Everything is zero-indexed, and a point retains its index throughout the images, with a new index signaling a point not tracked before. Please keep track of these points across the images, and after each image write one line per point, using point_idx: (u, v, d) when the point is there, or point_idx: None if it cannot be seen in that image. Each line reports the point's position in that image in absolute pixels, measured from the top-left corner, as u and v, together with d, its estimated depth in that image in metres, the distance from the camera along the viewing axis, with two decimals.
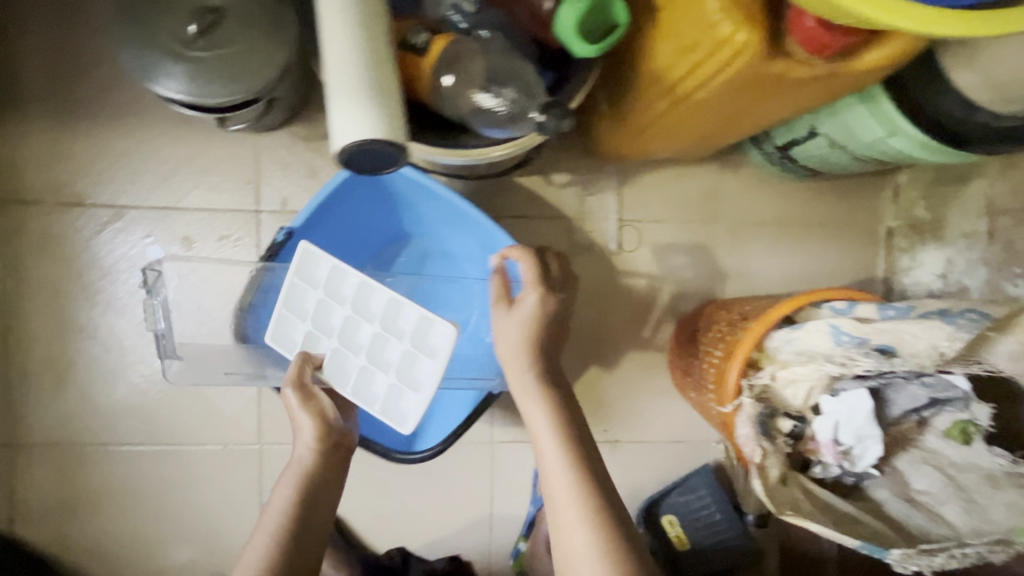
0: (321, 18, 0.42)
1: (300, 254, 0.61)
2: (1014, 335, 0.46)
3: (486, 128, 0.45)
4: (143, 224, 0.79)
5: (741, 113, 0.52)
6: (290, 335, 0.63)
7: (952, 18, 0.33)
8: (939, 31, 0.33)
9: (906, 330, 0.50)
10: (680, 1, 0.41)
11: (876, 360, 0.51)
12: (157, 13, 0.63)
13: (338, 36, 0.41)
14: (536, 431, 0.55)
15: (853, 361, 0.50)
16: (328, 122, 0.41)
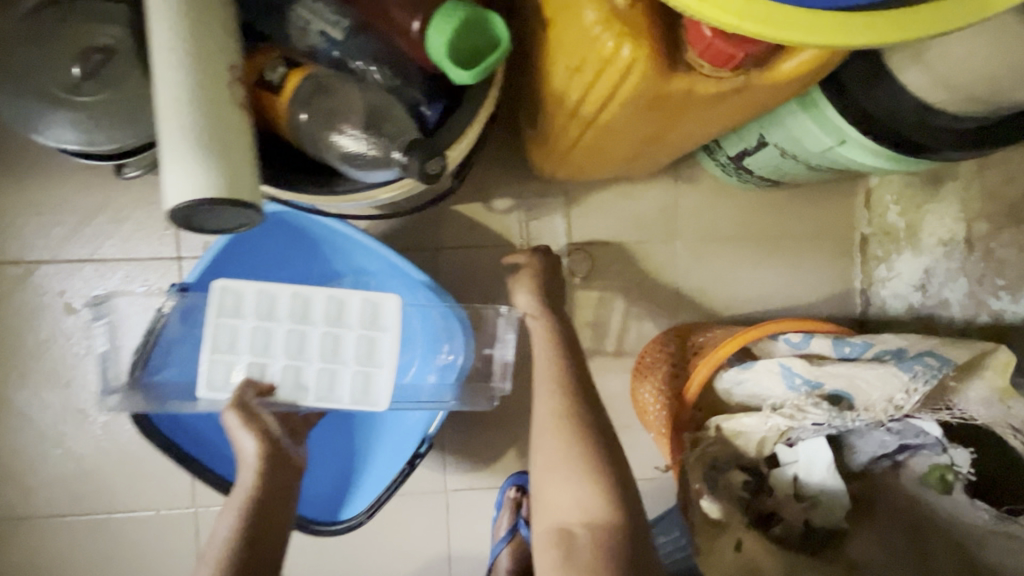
0: (151, 56, 0.36)
1: (218, 290, 0.57)
2: (984, 380, 0.47)
3: (358, 171, 0.40)
4: (57, 278, 0.73)
5: (663, 131, 0.46)
6: (227, 377, 0.57)
7: (858, 24, 0.27)
8: (844, 41, 0.27)
9: (862, 377, 0.49)
10: (565, 14, 0.36)
11: (826, 412, 0.49)
12: (42, 59, 0.59)
13: (167, 78, 0.35)
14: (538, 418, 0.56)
15: (801, 413, 0.49)
16: (159, 178, 0.35)
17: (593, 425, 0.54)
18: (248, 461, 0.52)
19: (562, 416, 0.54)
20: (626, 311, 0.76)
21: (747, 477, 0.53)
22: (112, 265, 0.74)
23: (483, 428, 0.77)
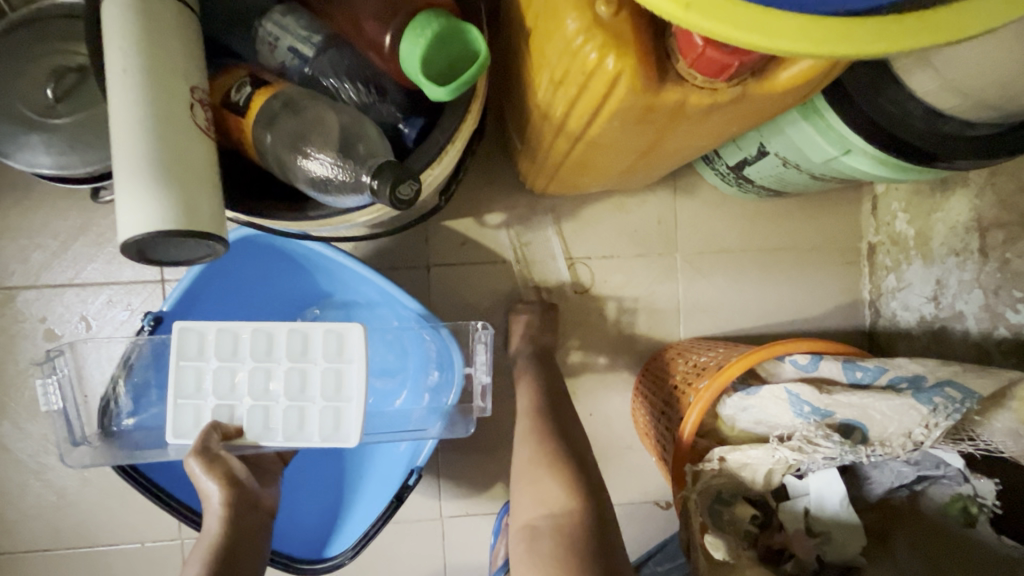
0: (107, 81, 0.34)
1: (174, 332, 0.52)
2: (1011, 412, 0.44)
3: (328, 197, 0.38)
4: (37, 305, 0.71)
5: (657, 143, 0.43)
6: (192, 423, 0.53)
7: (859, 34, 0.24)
8: (844, 54, 0.24)
9: (875, 408, 0.46)
10: (545, 23, 0.33)
11: (839, 446, 0.46)
12: (14, 82, 0.57)
13: (122, 105, 0.33)
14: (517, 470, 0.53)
15: (812, 447, 0.46)
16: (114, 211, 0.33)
17: (573, 463, 0.52)
18: (212, 509, 0.50)
19: (539, 461, 0.52)
20: (625, 328, 0.74)
21: (756, 512, 0.50)
22: (93, 289, 0.72)
23: (478, 451, 0.74)
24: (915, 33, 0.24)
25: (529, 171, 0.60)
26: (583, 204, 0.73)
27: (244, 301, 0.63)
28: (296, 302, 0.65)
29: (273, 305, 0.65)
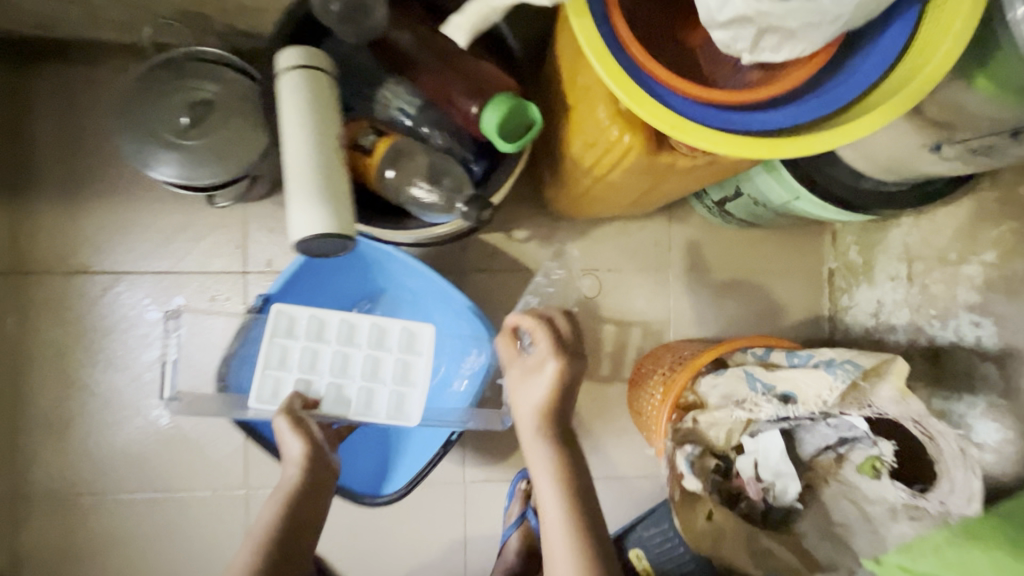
0: (284, 130, 0.50)
1: (276, 315, 0.70)
2: (891, 381, 0.56)
3: (423, 214, 0.55)
4: (141, 287, 0.86)
5: (655, 187, 0.59)
6: (280, 390, 0.69)
7: (763, 143, 0.40)
8: (755, 156, 0.40)
9: (801, 378, 0.59)
10: (582, 105, 0.50)
11: (777, 407, 0.59)
12: (156, 112, 0.74)
13: (298, 149, 0.49)
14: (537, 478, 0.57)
15: (757, 408, 0.59)
16: (289, 218, 0.49)
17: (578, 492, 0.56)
18: (290, 465, 0.62)
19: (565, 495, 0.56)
20: (624, 330, 0.89)
21: (717, 463, 0.62)
22: (189, 275, 0.87)
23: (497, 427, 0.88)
24: (795, 147, 0.40)
25: (556, 202, 0.76)
26: (595, 226, 0.88)
27: (324, 290, 0.78)
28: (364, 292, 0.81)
29: (344, 294, 0.80)
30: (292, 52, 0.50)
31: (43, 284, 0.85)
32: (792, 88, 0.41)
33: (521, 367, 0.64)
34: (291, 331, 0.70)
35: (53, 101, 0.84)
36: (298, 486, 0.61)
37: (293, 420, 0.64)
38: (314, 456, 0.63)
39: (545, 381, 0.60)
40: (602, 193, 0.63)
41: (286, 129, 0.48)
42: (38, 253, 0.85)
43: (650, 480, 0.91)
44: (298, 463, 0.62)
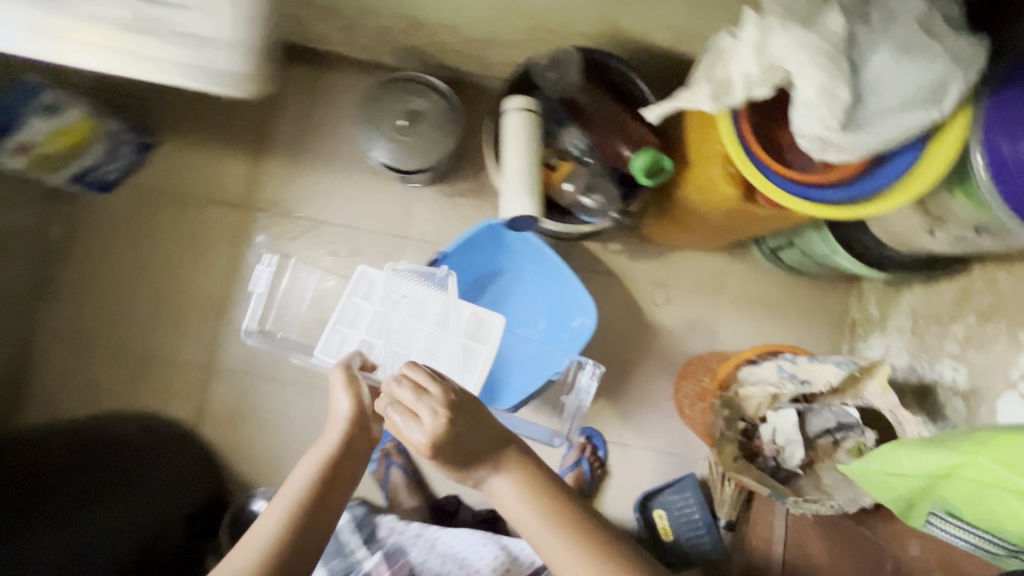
0: (507, 147, 0.78)
1: (357, 277, 0.99)
2: (874, 377, 0.77)
3: (582, 214, 0.83)
4: (327, 234, 1.15)
5: (733, 225, 0.85)
6: (333, 341, 0.98)
7: (817, 205, 0.66)
8: (811, 212, 0.66)
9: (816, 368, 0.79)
10: (698, 164, 0.76)
11: (798, 387, 0.80)
12: (381, 114, 1.05)
13: (517, 160, 0.78)
14: (502, 496, 0.68)
15: (782, 385, 0.81)
16: (505, 202, 0.78)
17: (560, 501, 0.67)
18: (342, 419, 0.77)
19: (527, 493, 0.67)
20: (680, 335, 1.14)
21: (744, 424, 0.86)
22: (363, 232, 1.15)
23: None
24: (836, 210, 0.66)
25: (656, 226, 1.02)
26: (672, 252, 1.14)
27: (474, 258, 1.06)
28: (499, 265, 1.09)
29: (485, 264, 1.08)
30: (519, 99, 0.79)
31: (261, 219, 1.15)
32: (849, 174, 0.65)
33: (403, 416, 0.66)
34: (368, 295, 0.99)
35: (296, 89, 1.16)
36: (348, 436, 0.75)
37: (348, 377, 0.81)
38: (359, 421, 0.77)
39: (421, 433, 0.65)
40: (696, 224, 0.87)
41: (513, 147, 0.77)
42: (262, 195, 1.15)
43: (678, 457, 1.14)
44: (348, 417, 0.77)
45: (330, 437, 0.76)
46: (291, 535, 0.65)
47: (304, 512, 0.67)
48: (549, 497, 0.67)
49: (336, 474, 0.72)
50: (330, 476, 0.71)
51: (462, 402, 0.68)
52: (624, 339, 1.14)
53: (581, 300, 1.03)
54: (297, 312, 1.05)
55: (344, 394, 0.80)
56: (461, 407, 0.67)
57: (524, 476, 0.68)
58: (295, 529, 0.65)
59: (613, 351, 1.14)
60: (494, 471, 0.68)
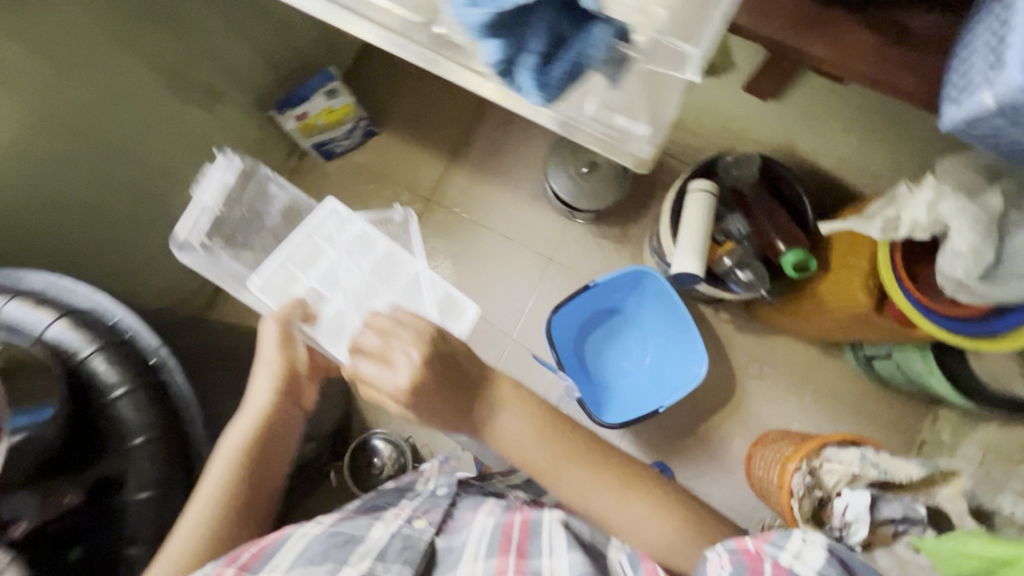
0: (686, 218, 0.98)
1: (323, 211, 0.93)
2: (949, 484, 0.89)
3: (731, 284, 1.00)
4: (487, 238, 1.36)
5: (846, 328, 1.01)
6: (277, 283, 0.89)
7: (944, 331, 0.82)
8: (937, 333, 0.82)
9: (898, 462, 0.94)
10: (838, 269, 0.93)
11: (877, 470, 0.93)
12: (569, 156, 1.26)
13: (693, 230, 0.97)
14: (510, 433, 0.71)
15: (864, 465, 0.95)
16: (675, 259, 0.97)
17: (570, 440, 0.72)
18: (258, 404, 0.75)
19: (541, 429, 0.71)
20: (762, 406, 1.29)
21: (819, 494, 0.98)
22: (518, 247, 1.36)
23: (654, 425, 1.30)
24: (958, 338, 0.81)
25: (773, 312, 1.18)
26: (773, 333, 1.31)
27: (614, 292, 1.24)
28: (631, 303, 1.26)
29: (620, 299, 1.26)
30: (702, 182, 0.99)
31: (439, 210, 1.38)
32: (968, 314, 0.80)
33: (375, 361, 0.69)
34: (332, 236, 0.93)
35: (495, 117, 1.39)
36: (273, 408, 0.76)
37: (282, 329, 0.80)
38: (279, 390, 0.77)
39: (406, 368, 0.67)
40: (815, 319, 1.04)
41: (693, 220, 0.96)
42: (444, 193, 1.38)
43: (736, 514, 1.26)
44: (273, 395, 0.76)
45: (253, 412, 0.75)
46: (226, 497, 0.69)
47: (221, 481, 0.69)
48: (565, 442, 0.72)
49: (252, 446, 0.72)
50: (255, 442, 0.73)
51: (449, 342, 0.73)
52: (712, 395, 1.30)
53: (696, 351, 1.19)
54: (262, 241, 0.94)
55: (270, 357, 0.78)
56: (440, 336, 0.72)
57: (522, 418, 0.71)
58: (222, 493, 0.68)
59: (699, 403, 1.30)
60: (498, 407, 0.72)
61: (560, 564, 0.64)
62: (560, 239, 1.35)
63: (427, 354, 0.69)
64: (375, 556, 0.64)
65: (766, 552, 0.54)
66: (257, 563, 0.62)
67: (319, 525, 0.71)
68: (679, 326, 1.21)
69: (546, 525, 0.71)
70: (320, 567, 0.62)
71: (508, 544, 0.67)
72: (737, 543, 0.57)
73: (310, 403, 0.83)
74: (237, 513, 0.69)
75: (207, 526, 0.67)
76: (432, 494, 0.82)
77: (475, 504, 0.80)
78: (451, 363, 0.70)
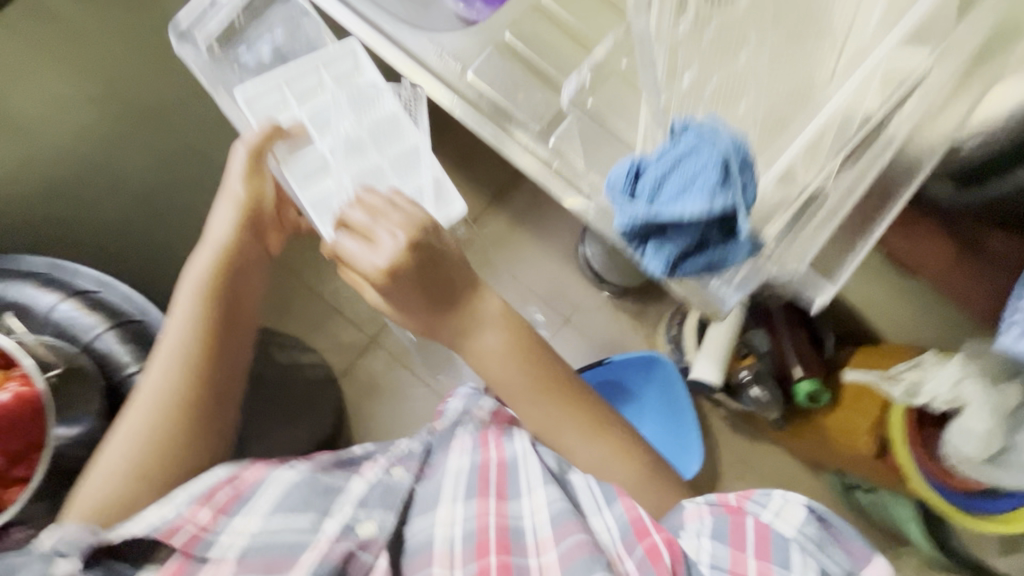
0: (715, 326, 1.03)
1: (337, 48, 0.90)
2: None
3: (746, 399, 1.02)
4: (509, 283, 1.37)
5: (837, 460, 1.05)
6: (264, 102, 0.88)
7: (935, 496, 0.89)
8: (931, 497, 0.89)
9: None
10: (847, 409, 0.97)
11: None
12: None
13: (718, 338, 1.02)
14: (484, 345, 0.79)
15: None
16: (698, 363, 1.01)
17: (546, 368, 0.81)
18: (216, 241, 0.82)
19: (511, 346, 0.79)
20: None
21: None
22: (535, 300, 1.37)
23: None
24: (948, 506, 0.89)
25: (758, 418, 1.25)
26: (763, 440, 1.33)
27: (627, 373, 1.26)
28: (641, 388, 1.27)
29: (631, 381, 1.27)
30: None
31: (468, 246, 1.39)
32: (961, 486, 0.86)
33: (359, 245, 0.75)
34: (337, 75, 0.90)
35: None
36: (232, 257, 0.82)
37: (251, 158, 0.81)
38: (224, 241, 0.82)
39: (390, 251, 0.73)
40: (810, 444, 1.07)
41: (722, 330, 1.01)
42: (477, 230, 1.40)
43: None
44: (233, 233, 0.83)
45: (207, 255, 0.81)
46: (188, 364, 0.76)
47: (184, 335, 0.77)
48: (532, 354, 0.81)
49: (212, 312, 0.79)
50: (211, 301, 0.79)
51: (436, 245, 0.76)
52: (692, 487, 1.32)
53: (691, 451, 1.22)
54: (252, 64, 0.91)
55: (224, 205, 0.84)
56: (423, 234, 0.75)
57: (479, 309, 0.79)
58: (190, 345, 0.77)
59: None
60: (478, 334, 0.79)
61: (538, 498, 0.74)
62: (578, 301, 1.37)
63: (412, 241, 0.74)
64: (357, 503, 0.71)
65: (749, 508, 0.65)
66: (233, 506, 0.67)
67: (296, 464, 0.75)
68: (678, 416, 1.25)
69: (520, 460, 0.80)
70: (304, 516, 0.67)
71: (484, 485, 0.76)
72: (719, 497, 0.69)
73: (273, 245, 0.92)
74: (204, 376, 0.77)
75: (168, 403, 0.75)
76: (412, 441, 0.85)
77: (459, 438, 0.86)
78: (442, 252, 0.76)
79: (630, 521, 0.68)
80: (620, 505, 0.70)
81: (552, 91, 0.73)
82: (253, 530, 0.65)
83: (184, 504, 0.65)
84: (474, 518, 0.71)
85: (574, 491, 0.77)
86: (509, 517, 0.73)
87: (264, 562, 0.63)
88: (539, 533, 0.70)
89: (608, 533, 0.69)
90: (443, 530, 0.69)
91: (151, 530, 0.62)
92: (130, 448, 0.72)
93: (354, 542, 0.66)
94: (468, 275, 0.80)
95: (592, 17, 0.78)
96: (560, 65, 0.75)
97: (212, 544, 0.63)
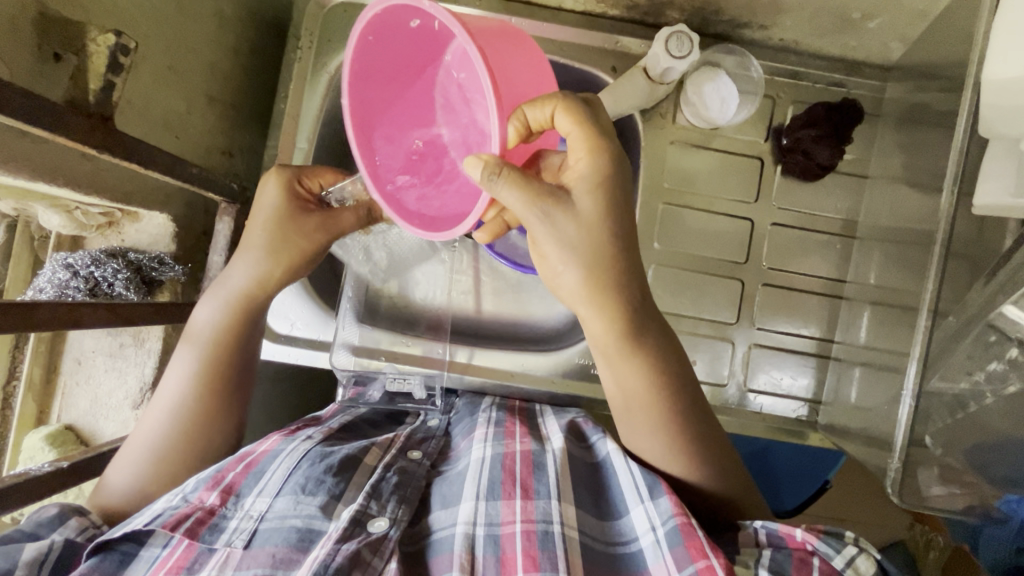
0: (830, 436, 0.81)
1: None
2: None
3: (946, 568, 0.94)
4: None
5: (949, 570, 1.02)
6: None
7: None
8: None
9: None
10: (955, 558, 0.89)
11: None
12: None
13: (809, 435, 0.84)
14: (625, 375, 0.59)
15: None
16: None
17: (666, 367, 0.60)
18: (196, 335, 0.66)
19: (649, 349, 0.58)
20: None
21: None
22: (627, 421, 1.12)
23: None
24: None
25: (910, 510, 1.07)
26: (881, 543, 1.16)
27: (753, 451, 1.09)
28: (775, 456, 1.09)
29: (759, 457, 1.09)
30: (831, 392, 0.82)
31: None
32: None
33: (539, 223, 0.52)
34: None
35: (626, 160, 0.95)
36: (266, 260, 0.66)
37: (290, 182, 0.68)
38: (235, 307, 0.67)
39: (539, 225, 0.52)
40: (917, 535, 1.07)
41: (829, 437, 0.81)
42: None
43: None
44: (223, 321, 0.66)
45: (201, 355, 0.66)
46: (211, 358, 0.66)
47: (190, 378, 0.65)
48: (668, 368, 0.60)
49: (249, 295, 0.66)
50: (210, 355, 0.66)
51: (592, 100, 0.55)
52: None
53: (803, 485, 1.08)
54: None
55: (244, 246, 0.67)
56: (582, 97, 0.54)
57: (647, 342, 0.58)
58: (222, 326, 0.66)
59: None
60: (626, 350, 0.57)
61: (568, 510, 0.57)
62: None
63: (564, 194, 0.52)
64: (368, 494, 0.58)
65: (818, 548, 0.52)
66: (245, 484, 0.59)
67: (312, 435, 0.65)
68: (773, 493, 1.10)
69: (551, 459, 0.61)
70: (312, 500, 0.57)
71: (510, 482, 0.59)
72: (782, 527, 0.54)
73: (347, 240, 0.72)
74: (221, 373, 0.66)
75: (191, 407, 0.64)
76: (431, 400, 0.80)
77: (481, 413, 0.74)
78: (620, 229, 0.53)
79: (679, 528, 0.53)
80: (665, 502, 0.55)
81: (723, 342, 0.84)
82: (263, 511, 0.56)
83: (192, 489, 0.57)
84: (500, 526, 0.55)
85: (608, 480, 0.63)
86: (540, 521, 0.55)
87: (271, 552, 0.53)
88: (572, 546, 0.54)
89: (655, 536, 0.55)
90: (469, 528, 0.56)
91: (152, 524, 0.54)
92: (156, 446, 0.63)
93: (362, 539, 0.54)
94: (639, 324, 0.57)
95: (817, 200, 0.84)
96: (702, 303, 0.84)
97: (222, 531, 0.55)
